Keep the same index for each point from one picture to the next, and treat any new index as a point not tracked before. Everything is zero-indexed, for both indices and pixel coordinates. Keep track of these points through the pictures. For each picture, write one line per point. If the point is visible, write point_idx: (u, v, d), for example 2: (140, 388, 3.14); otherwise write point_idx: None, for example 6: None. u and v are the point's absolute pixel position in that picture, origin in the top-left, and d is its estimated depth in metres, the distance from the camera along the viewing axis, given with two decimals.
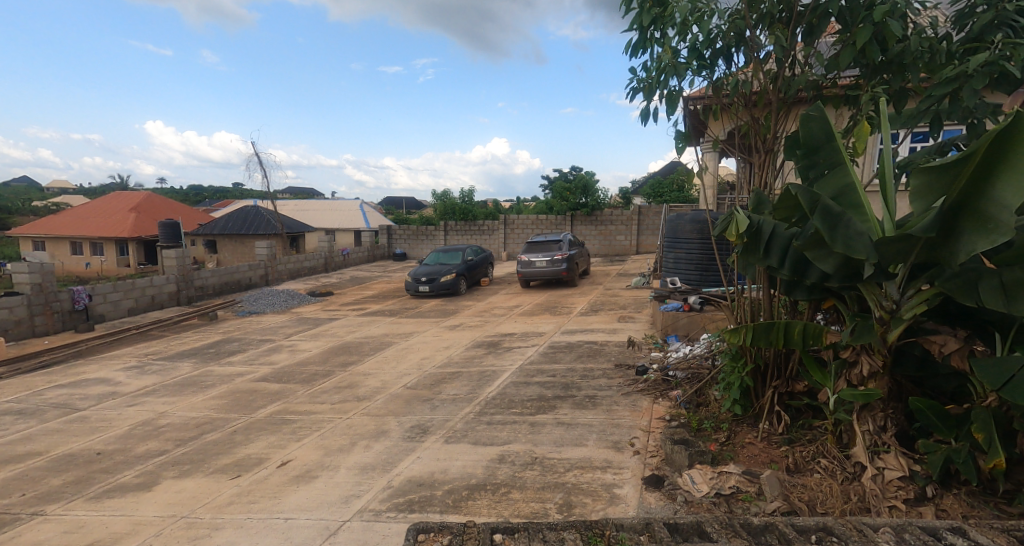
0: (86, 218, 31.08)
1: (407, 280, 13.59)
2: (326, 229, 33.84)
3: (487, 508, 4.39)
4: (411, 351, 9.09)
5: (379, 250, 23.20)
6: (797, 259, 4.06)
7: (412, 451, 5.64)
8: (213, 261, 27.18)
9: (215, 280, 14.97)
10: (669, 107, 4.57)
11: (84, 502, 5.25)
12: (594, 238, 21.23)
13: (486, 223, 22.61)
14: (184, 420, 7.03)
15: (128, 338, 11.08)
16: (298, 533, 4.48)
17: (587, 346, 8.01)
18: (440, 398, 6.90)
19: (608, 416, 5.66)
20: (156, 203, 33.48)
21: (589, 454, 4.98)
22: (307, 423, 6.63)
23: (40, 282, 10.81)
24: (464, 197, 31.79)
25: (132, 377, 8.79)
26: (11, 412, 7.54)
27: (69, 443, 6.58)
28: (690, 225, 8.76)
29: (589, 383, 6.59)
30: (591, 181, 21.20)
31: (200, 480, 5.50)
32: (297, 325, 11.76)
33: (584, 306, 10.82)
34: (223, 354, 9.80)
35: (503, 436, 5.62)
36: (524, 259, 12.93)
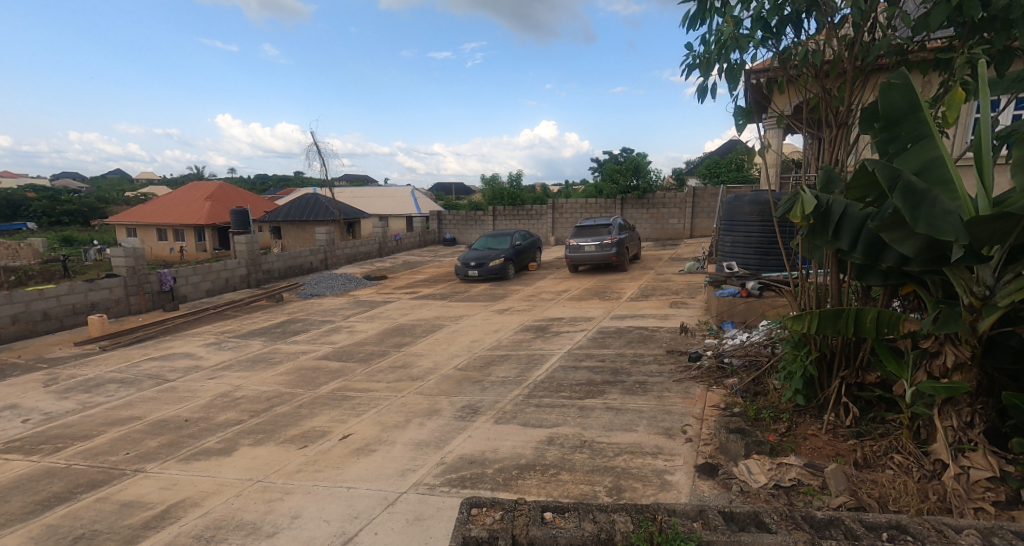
0: (167, 207, 32.85)
1: (456, 265, 13.73)
2: (378, 216, 34.54)
3: (537, 488, 4.41)
4: (461, 334, 9.18)
5: (430, 237, 23.54)
6: (871, 241, 3.83)
7: (464, 430, 5.71)
8: (278, 246, 28.20)
9: (281, 264, 15.54)
10: (730, 82, 4.37)
11: (176, 463, 5.57)
12: (645, 222, 20.83)
13: (535, 208, 22.52)
14: (257, 393, 7.35)
15: (207, 316, 11.64)
16: (360, 501, 4.63)
17: (638, 332, 7.88)
18: (490, 380, 6.95)
19: (659, 402, 5.56)
20: (228, 192, 34.74)
21: (640, 439, 4.91)
22: (366, 400, 6.80)
23: (133, 265, 11.63)
24: (512, 182, 31.80)
25: (211, 352, 9.25)
26: (112, 382, 8.06)
27: (161, 410, 6.98)
28: (749, 206, 8.47)
29: (639, 369, 6.49)
30: (643, 162, 20.80)
31: (271, 448, 5.74)
32: (354, 307, 12.07)
33: (635, 291, 10.66)
34: (289, 333, 10.17)
35: (552, 418, 5.61)
36: (572, 244, 12.81)
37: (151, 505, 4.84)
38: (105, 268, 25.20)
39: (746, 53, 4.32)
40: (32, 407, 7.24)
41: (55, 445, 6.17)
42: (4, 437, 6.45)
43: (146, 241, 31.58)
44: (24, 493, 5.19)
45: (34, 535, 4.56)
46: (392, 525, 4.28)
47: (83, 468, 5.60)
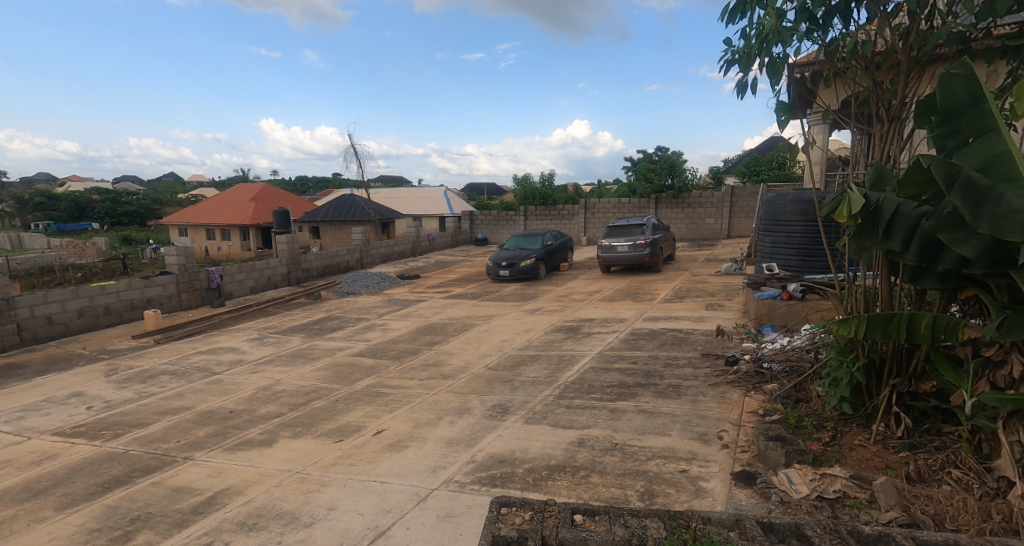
0: (215, 208, 33.92)
1: (487, 265, 13.76)
2: (412, 216, 34.84)
3: (566, 490, 4.37)
4: (491, 334, 9.18)
5: (462, 237, 23.66)
6: (926, 241, 3.66)
7: (494, 429, 5.69)
8: (315, 246, 28.75)
9: (320, 263, 15.83)
10: (772, 76, 4.24)
11: (222, 452, 5.74)
12: (680, 222, 20.50)
13: (567, 208, 22.39)
14: (296, 387, 7.48)
15: (250, 312, 11.92)
16: (392, 496, 4.67)
17: (671, 334, 7.74)
18: (520, 380, 6.92)
19: (694, 407, 5.45)
20: (272, 193, 35.40)
21: (673, 444, 4.81)
22: (398, 397, 6.85)
23: (184, 263, 12.08)
24: (545, 182, 31.67)
25: (253, 347, 9.48)
26: (165, 373, 8.36)
27: (209, 401, 7.19)
28: (792, 206, 8.25)
29: (673, 372, 6.37)
30: (678, 160, 20.46)
31: (309, 441, 5.85)
32: (388, 305, 12.20)
33: (669, 293, 10.47)
34: (326, 330, 10.33)
35: (583, 420, 5.56)
36: (605, 244, 12.68)
37: (199, 492, 5.01)
38: (158, 265, 26.19)
39: (789, 46, 4.18)
40: (93, 396, 7.60)
41: (115, 431, 6.45)
42: (66, 423, 6.78)
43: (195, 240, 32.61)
44: (88, 475, 5.45)
45: (95, 514, 4.77)
46: (423, 520, 4.30)
47: (138, 454, 5.83)
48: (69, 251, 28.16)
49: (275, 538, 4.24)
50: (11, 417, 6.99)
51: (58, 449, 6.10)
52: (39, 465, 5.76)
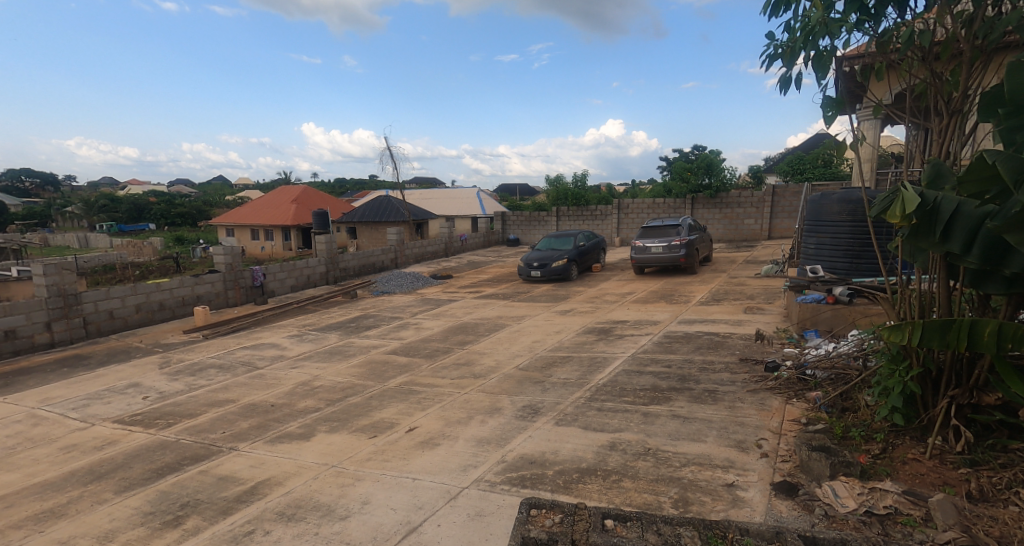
0: (259, 208, 34.82)
1: (519, 265, 13.73)
2: (445, 217, 35.10)
3: (597, 493, 4.31)
4: (523, 334, 9.15)
5: (494, 237, 23.73)
6: (988, 243, 3.49)
7: (524, 430, 5.65)
8: (352, 246, 29.19)
9: (356, 263, 16.05)
10: (819, 70, 4.09)
11: (263, 444, 5.89)
12: (718, 222, 20.11)
13: (600, 208, 22.20)
14: (333, 383, 7.59)
15: (291, 309, 12.17)
16: (424, 493, 4.69)
17: (708, 337, 7.58)
18: (551, 381, 6.86)
19: (731, 413, 5.30)
20: (312, 195, 35.98)
21: (709, 450, 4.70)
22: (431, 395, 6.88)
23: (231, 262, 12.43)
24: (578, 183, 31.51)
25: (293, 343, 9.67)
26: (212, 366, 8.62)
27: (252, 395, 7.37)
28: (838, 205, 7.99)
29: (709, 376, 6.23)
30: (716, 159, 20.04)
31: (345, 436, 5.93)
32: (422, 305, 12.28)
33: (706, 295, 10.26)
34: (361, 328, 10.46)
35: (615, 423, 5.48)
36: (639, 245, 12.52)
37: (242, 481, 5.16)
38: (206, 263, 27.05)
39: (837, 38, 4.02)
40: (148, 386, 7.90)
41: (168, 420, 6.70)
42: (124, 412, 7.07)
43: (241, 240, 33.50)
44: (142, 462, 5.69)
45: (150, 498, 4.99)
46: (453, 518, 4.30)
47: (188, 443, 6.05)
48: (128, 251, 29.37)
49: (312, 529, 4.34)
50: (74, 406, 7.33)
51: (116, 436, 6.37)
52: (99, 451, 6.03)
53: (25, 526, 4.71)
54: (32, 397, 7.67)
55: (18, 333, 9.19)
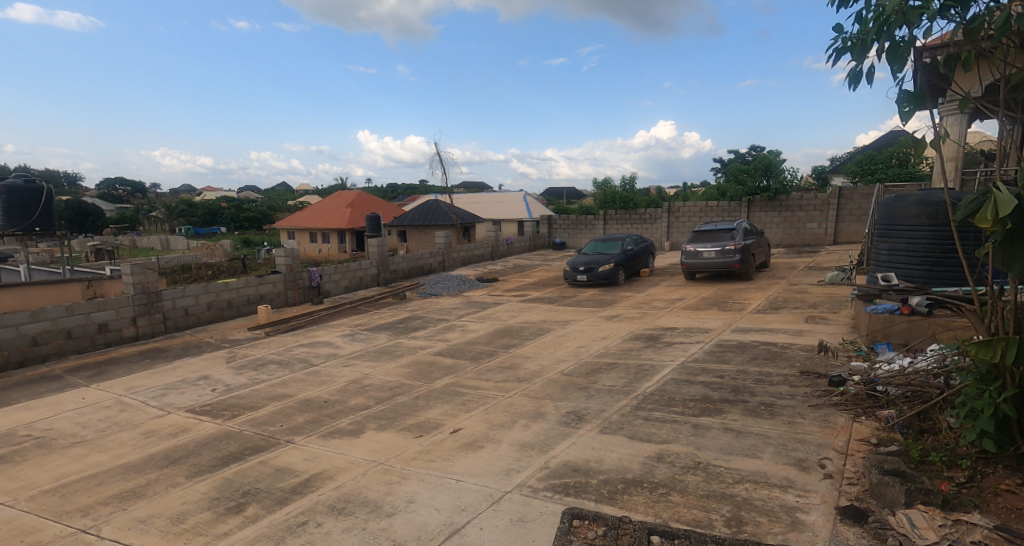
0: (316, 212, 35.88)
1: (565, 269, 13.60)
2: (494, 221, 35.25)
3: (644, 506, 4.19)
4: (568, 339, 9.02)
5: (540, 240, 23.69)
6: None
7: (568, 437, 5.53)
8: (402, 249, 29.63)
9: (406, 265, 16.27)
10: (895, 62, 3.77)
11: (317, 439, 6.01)
12: (777, 226, 19.38)
13: (649, 212, 21.82)
14: (382, 382, 7.66)
15: (345, 309, 12.43)
16: (467, 495, 4.66)
17: (764, 347, 7.27)
18: (596, 388, 6.71)
19: (790, 429, 5.04)
20: (365, 199, 36.78)
21: (765, 468, 4.47)
22: (475, 397, 6.84)
23: (291, 264, 12.82)
24: (628, 186, 31.05)
25: (346, 342, 9.85)
26: (272, 361, 8.87)
27: (307, 391, 7.53)
28: (915, 208, 7.51)
29: (765, 389, 5.96)
30: (775, 160, 19.26)
31: (392, 434, 5.97)
32: (468, 307, 12.31)
33: (762, 303, 9.88)
34: (409, 329, 10.55)
35: (662, 433, 5.30)
36: (690, 249, 12.19)
37: (297, 474, 5.30)
38: (270, 264, 28.02)
39: (917, 27, 3.73)
40: (217, 379, 8.20)
41: (233, 411, 6.93)
42: (195, 402, 7.37)
43: (300, 242, 34.58)
44: (209, 450, 5.91)
45: (215, 485, 5.19)
46: (495, 522, 4.25)
47: (249, 434, 6.24)
48: (200, 252, 30.82)
49: (360, 524, 4.41)
50: (153, 394, 7.69)
51: (188, 425, 6.65)
52: (173, 438, 6.32)
53: (110, 504, 4.99)
54: (118, 385, 8.13)
55: (109, 327, 9.89)
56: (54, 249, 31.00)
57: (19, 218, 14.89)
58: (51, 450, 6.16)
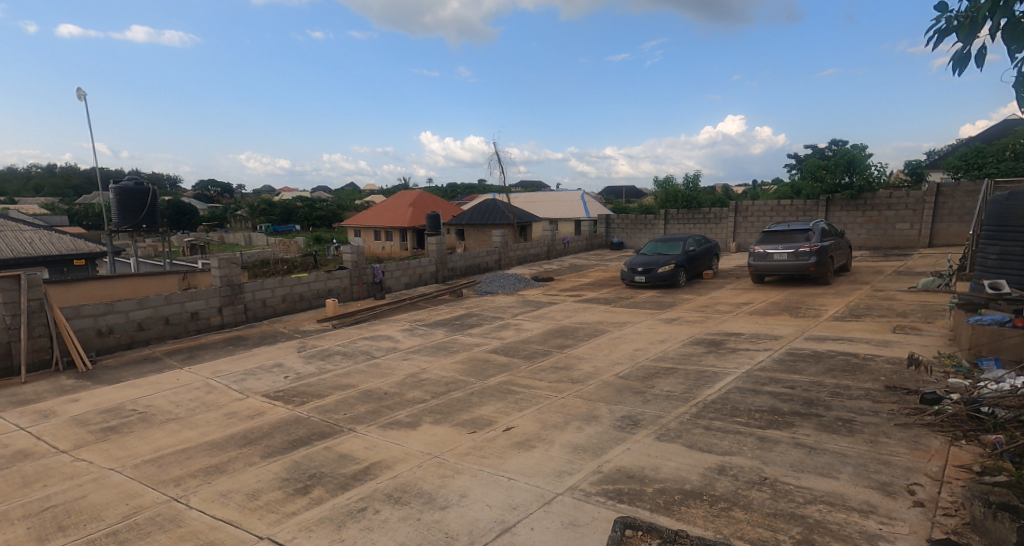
0: (380, 212, 36.72)
1: (623, 271, 13.30)
2: (553, 221, 34.99)
3: (703, 520, 4.00)
4: (625, 341, 8.77)
5: (597, 240, 23.43)
6: None
7: (623, 442, 5.34)
8: (461, 247, 29.90)
9: (463, 263, 16.37)
10: (1014, 40, 3.26)
11: (377, 429, 6.06)
12: (861, 226, 18.11)
13: (714, 212, 21.09)
14: (438, 377, 7.66)
15: (406, 305, 12.60)
16: (518, 496, 4.58)
17: (842, 359, 6.82)
18: (653, 393, 6.46)
19: (872, 449, 4.67)
20: (426, 199, 37.29)
21: (842, 489, 4.16)
22: (528, 396, 6.73)
23: (357, 260, 13.10)
24: (691, 185, 30.07)
25: (405, 337, 9.94)
26: (338, 352, 9.08)
27: (368, 382, 7.63)
28: None
29: (842, 403, 5.57)
30: (858, 155, 17.89)
31: (446, 428, 5.94)
32: (523, 306, 12.23)
33: (841, 310, 9.28)
34: (465, 326, 10.55)
35: (725, 444, 5.03)
36: (758, 251, 11.66)
37: (359, 461, 5.38)
38: (338, 261, 28.92)
39: None
40: (290, 366, 8.43)
41: (302, 398, 7.11)
42: (271, 387, 7.59)
43: (366, 240, 35.52)
44: (280, 433, 6.10)
45: (286, 466, 5.36)
46: (546, 524, 4.18)
47: (317, 420, 6.38)
48: (278, 249, 32.26)
49: (415, 514, 4.44)
50: (235, 379, 8.00)
51: (264, 408, 6.87)
52: (251, 419, 6.54)
53: (198, 477, 5.27)
54: (206, 368, 8.56)
55: (200, 315, 10.54)
56: (157, 244, 33.35)
57: (129, 216, 16.26)
58: (151, 423, 6.58)
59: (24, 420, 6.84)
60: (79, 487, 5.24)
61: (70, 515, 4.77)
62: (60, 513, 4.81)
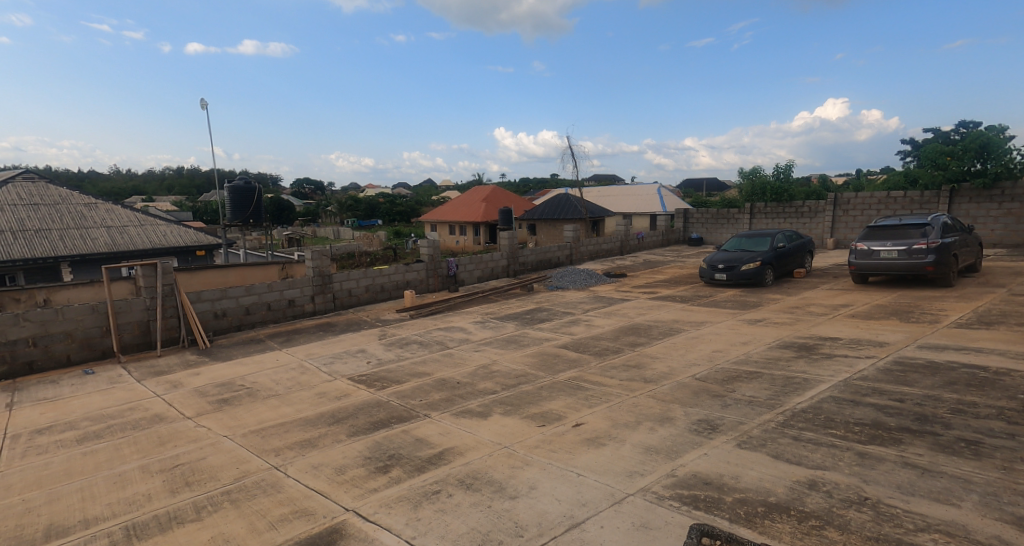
0: (454, 207, 37.19)
1: (703, 267, 12.76)
2: (627, 216, 34.19)
3: (791, 537, 3.68)
4: (703, 341, 8.35)
5: (673, 236, 22.72)
6: None
7: (699, 446, 5.03)
8: (532, 242, 29.76)
9: (534, 258, 16.25)
10: None
11: (450, 416, 6.03)
12: (992, 221, 16.19)
13: (807, 206, 19.77)
14: (509, 369, 7.57)
15: (478, 298, 12.64)
16: (588, 493, 4.39)
17: (965, 372, 6.13)
18: (733, 397, 6.07)
19: (1003, 476, 4.14)
20: (499, 195, 37.39)
21: (964, 519, 3.70)
22: (598, 393, 6.51)
23: (433, 254, 13.26)
24: (780, 176, 28.38)
25: (477, 329, 9.93)
26: (414, 341, 9.18)
27: (442, 371, 7.65)
28: None
29: (964, 422, 5.00)
30: (996, 139, 15.73)
31: (516, 420, 5.83)
32: (594, 302, 11.96)
33: (968, 316, 8.36)
34: (536, 320, 10.43)
35: (816, 457, 4.63)
36: (862, 248, 10.80)
37: (433, 445, 5.37)
38: (415, 254, 29.59)
39: None
40: (372, 352, 8.62)
41: (382, 383, 7.21)
42: (355, 371, 7.76)
43: (441, 234, 36.14)
44: (363, 414, 6.19)
45: (368, 446, 5.43)
46: (617, 524, 3.99)
47: (396, 404, 6.44)
48: (362, 241, 33.43)
49: (485, 501, 4.37)
50: (324, 361, 8.26)
51: (350, 390, 7.01)
52: (339, 400, 6.69)
53: (292, 449, 5.44)
54: (299, 350, 8.92)
55: (296, 303, 10.98)
56: (262, 236, 35.60)
57: (239, 213, 17.28)
58: (256, 398, 6.90)
59: (158, 388, 7.44)
60: (200, 449, 5.58)
61: (190, 474, 5.09)
62: (186, 470, 5.15)
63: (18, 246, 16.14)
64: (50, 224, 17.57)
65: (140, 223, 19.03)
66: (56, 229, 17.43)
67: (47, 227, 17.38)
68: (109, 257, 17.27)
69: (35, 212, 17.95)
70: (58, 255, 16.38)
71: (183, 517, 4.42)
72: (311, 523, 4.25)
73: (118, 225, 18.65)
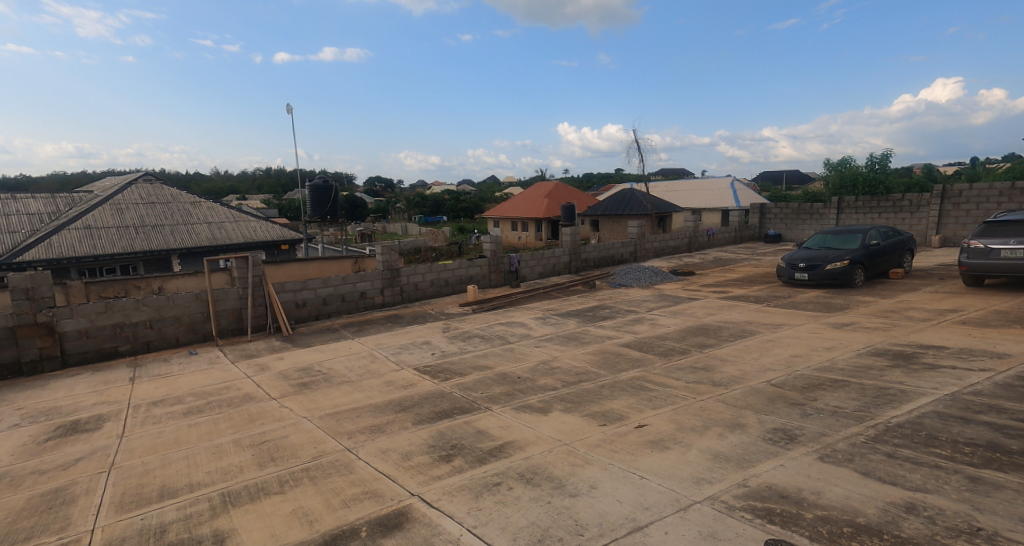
0: (518, 203, 37.12)
1: (781, 266, 12.05)
2: (698, 212, 33.02)
3: None
4: (778, 345, 7.82)
5: (747, 232, 21.73)
6: None
7: (774, 456, 4.65)
8: (593, 238, 29.28)
9: (597, 254, 15.90)
10: None
11: (510, 410, 5.88)
12: None
13: (908, 199, 18.31)
14: (570, 366, 7.34)
15: (540, 294, 12.45)
16: (651, 496, 4.12)
17: None
18: (814, 407, 5.61)
19: None
20: (562, 191, 37.05)
21: None
22: (662, 395, 6.18)
23: (495, 249, 13.17)
24: (873, 167, 26.64)
25: (538, 325, 9.75)
26: (476, 335, 9.11)
27: (503, 365, 7.53)
28: None
29: None
30: None
31: (577, 418, 5.60)
32: (659, 300, 11.52)
33: None
34: (597, 318, 10.13)
35: (914, 478, 4.17)
36: (976, 246, 9.86)
37: (495, 438, 5.22)
38: (479, 250, 29.78)
39: None
40: (436, 344, 8.60)
41: (446, 375, 7.14)
42: (420, 362, 7.76)
43: (504, 230, 36.16)
44: (428, 404, 6.13)
45: (432, 434, 5.35)
46: (683, 532, 3.71)
47: (459, 396, 6.35)
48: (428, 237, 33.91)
49: (545, 496, 4.19)
50: (392, 351, 8.31)
51: (415, 380, 6.99)
52: (405, 389, 6.67)
53: (362, 433, 5.43)
54: (368, 339, 9.03)
55: (367, 295, 11.15)
56: (338, 232, 36.78)
57: (318, 209, 17.81)
58: (331, 383, 6.98)
59: (248, 370, 7.68)
60: (284, 428, 5.67)
61: (275, 450, 5.16)
62: (272, 446, 5.24)
63: (136, 240, 17.35)
64: (164, 220, 18.78)
65: (235, 218, 20.00)
66: (168, 224, 18.62)
67: (162, 223, 18.58)
68: (211, 250, 18.20)
69: (150, 209, 19.22)
70: (170, 248, 17.49)
71: (268, 489, 4.48)
72: (380, 504, 4.20)
73: (218, 221, 19.66)
